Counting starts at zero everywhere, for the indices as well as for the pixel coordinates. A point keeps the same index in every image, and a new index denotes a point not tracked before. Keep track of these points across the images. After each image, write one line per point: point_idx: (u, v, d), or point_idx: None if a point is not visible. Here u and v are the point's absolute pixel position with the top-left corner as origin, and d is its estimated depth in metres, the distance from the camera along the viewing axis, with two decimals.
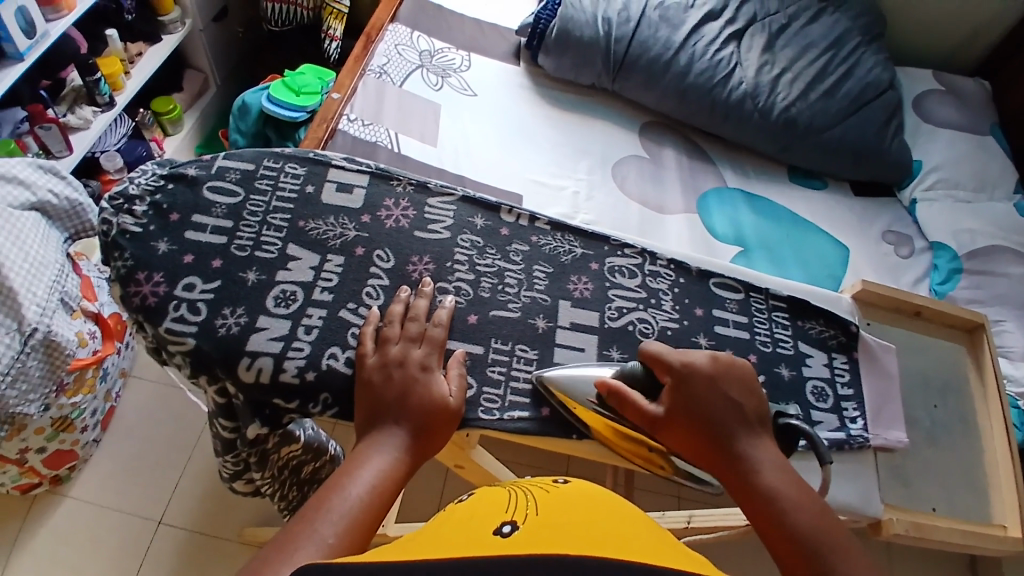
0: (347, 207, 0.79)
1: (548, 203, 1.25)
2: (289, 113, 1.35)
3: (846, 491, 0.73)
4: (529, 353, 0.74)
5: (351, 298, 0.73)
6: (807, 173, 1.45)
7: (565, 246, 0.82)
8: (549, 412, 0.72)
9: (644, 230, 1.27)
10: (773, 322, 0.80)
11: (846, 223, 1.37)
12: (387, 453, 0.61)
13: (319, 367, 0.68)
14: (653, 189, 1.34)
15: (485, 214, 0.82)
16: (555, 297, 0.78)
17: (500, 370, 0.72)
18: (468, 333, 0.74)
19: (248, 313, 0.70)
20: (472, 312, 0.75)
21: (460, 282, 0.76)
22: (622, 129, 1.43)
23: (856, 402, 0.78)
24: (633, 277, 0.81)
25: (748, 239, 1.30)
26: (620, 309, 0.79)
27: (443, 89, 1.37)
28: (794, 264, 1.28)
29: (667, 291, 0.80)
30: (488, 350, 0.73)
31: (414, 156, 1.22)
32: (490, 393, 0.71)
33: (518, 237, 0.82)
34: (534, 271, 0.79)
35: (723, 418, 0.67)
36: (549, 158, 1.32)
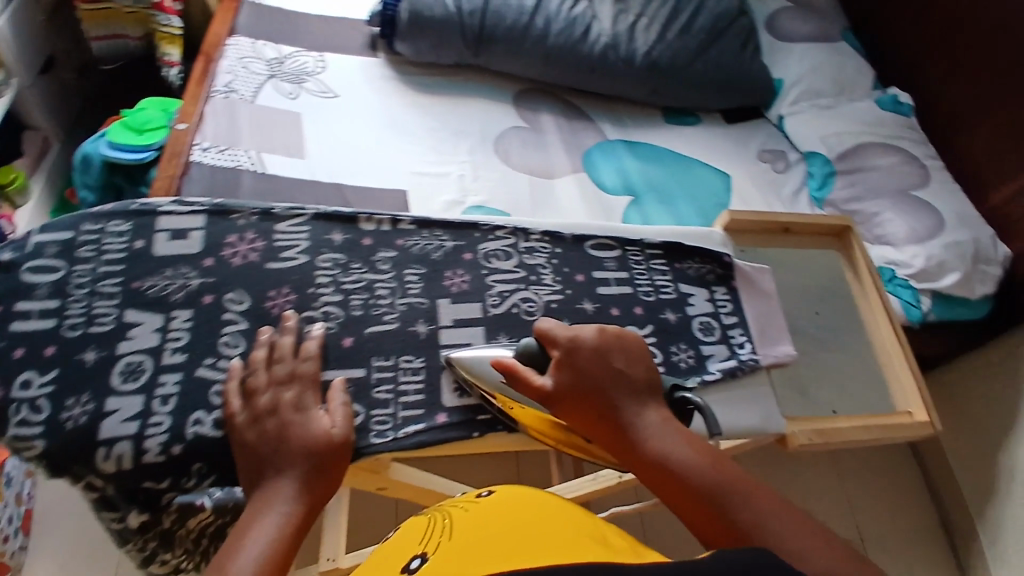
0: (187, 255, 0.73)
1: (434, 193, 1.20)
2: (134, 155, 1.24)
3: (746, 417, 0.76)
4: (414, 362, 0.73)
5: (207, 353, 0.69)
6: (681, 111, 1.49)
7: (433, 242, 0.80)
8: (445, 417, 0.71)
9: (537, 205, 1.25)
10: (652, 271, 0.82)
11: (726, 151, 1.42)
12: (274, 513, 0.58)
13: (185, 437, 0.64)
14: (537, 155, 1.33)
15: (343, 228, 0.79)
16: (432, 298, 0.76)
17: (386, 389, 0.71)
18: (342, 358, 0.71)
19: (94, 399, 0.65)
20: (347, 334, 0.72)
21: (327, 307, 0.73)
22: (497, 102, 1.41)
23: (741, 327, 0.81)
24: (508, 258, 0.81)
25: (637, 186, 1.32)
26: (502, 293, 0.78)
27: (300, 97, 1.29)
28: (683, 201, 1.32)
29: (545, 265, 0.81)
30: (370, 371, 0.71)
31: (285, 174, 1.15)
32: (380, 415, 0.69)
33: (383, 244, 0.79)
34: (406, 276, 0.77)
35: (616, 391, 0.67)
36: (427, 145, 1.27)
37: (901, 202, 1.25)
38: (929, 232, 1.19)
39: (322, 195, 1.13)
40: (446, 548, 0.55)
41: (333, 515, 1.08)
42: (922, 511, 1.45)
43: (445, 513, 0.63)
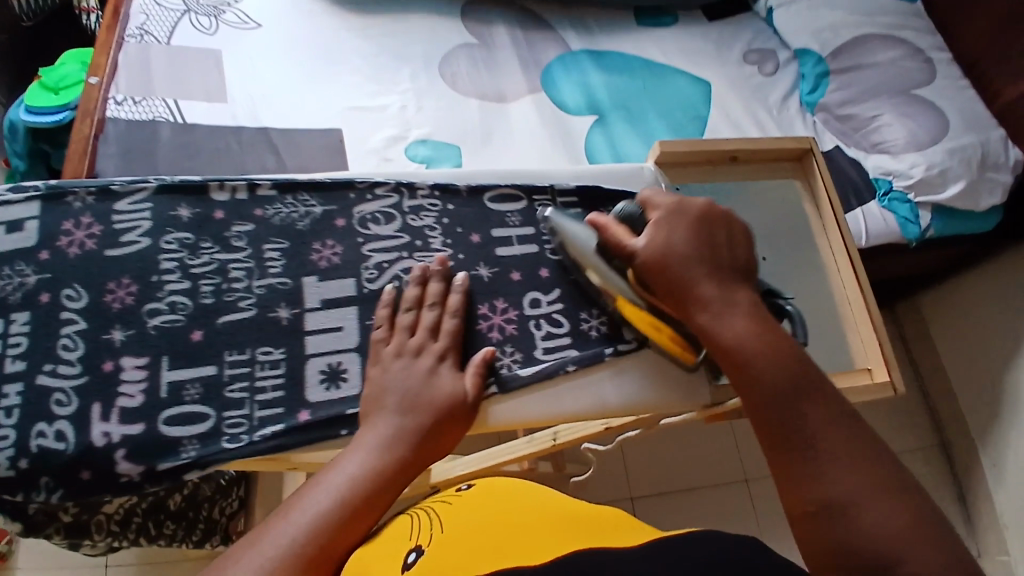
0: (21, 247, 0.53)
1: (373, 128, 1.10)
2: (51, 118, 1.15)
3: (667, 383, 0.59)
4: (275, 355, 0.51)
5: (47, 358, 0.50)
6: (656, 11, 1.33)
7: (299, 209, 0.57)
8: (310, 417, 0.50)
9: (490, 129, 1.14)
10: (564, 222, 0.64)
11: (704, 54, 1.26)
12: (362, 451, 0.48)
13: (29, 452, 0.47)
14: (489, 76, 1.20)
15: (190, 199, 0.56)
16: (297, 276, 0.54)
17: (241, 388, 0.50)
18: (192, 355, 0.51)
19: None
20: (196, 327, 0.51)
21: (172, 295, 0.52)
22: (442, 18, 1.26)
23: None
24: (390, 221, 0.58)
25: (602, 103, 1.18)
26: (381, 265, 0.57)
27: (220, 32, 1.17)
28: (654, 115, 1.18)
29: (434, 225, 0.60)
30: (223, 368, 0.50)
31: (203, 121, 1.06)
32: (232, 417, 0.49)
33: (238, 216, 0.56)
34: (265, 252, 0.54)
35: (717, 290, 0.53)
36: (366, 74, 1.16)
37: (901, 102, 1.10)
38: (929, 138, 1.05)
39: (247, 142, 1.04)
40: (443, 540, 0.60)
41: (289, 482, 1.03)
42: (920, 434, 1.37)
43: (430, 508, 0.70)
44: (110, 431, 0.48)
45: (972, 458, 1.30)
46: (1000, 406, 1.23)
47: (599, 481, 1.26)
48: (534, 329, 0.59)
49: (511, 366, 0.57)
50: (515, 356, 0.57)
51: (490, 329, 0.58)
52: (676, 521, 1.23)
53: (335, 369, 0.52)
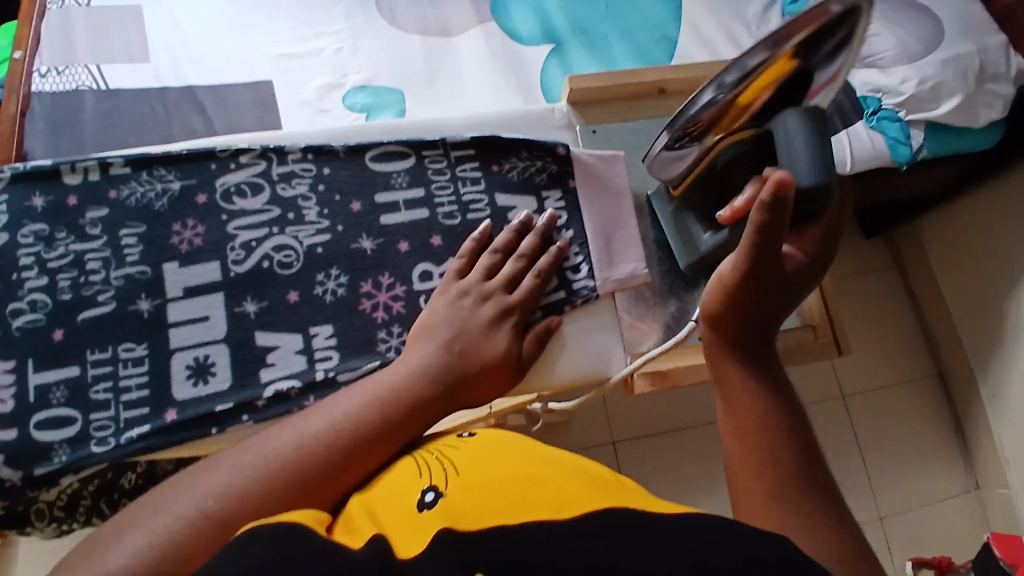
0: None
1: (305, 78, 1.01)
2: None
3: (576, 359, 0.59)
4: (138, 351, 0.51)
5: None
6: None
7: (156, 186, 0.54)
8: (176, 415, 0.50)
9: (434, 69, 1.04)
10: (458, 180, 0.60)
11: None
12: (398, 369, 0.49)
13: None
14: (430, 8, 1.08)
15: (44, 187, 0.53)
16: (156, 262, 0.53)
17: (105, 389, 0.50)
18: (55, 356, 0.50)
19: None
20: (57, 327, 0.50)
21: (33, 293, 0.51)
22: None
23: (578, 242, 0.61)
24: (258, 193, 0.56)
25: (558, 31, 1.07)
26: (249, 244, 0.54)
27: None
28: (614, 40, 1.07)
29: (308, 193, 0.57)
30: (87, 368, 0.50)
31: (127, 87, 0.98)
32: (98, 420, 0.49)
33: (94, 200, 0.53)
34: (122, 240, 0.53)
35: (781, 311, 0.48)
36: (296, 17, 1.06)
37: (892, 7, 1.00)
38: (923, 49, 0.97)
39: (171, 104, 0.96)
40: None
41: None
42: (918, 365, 1.32)
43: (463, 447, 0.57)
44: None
45: (971, 389, 1.25)
46: (1001, 337, 1.17)
47: (580, 430, 1.24)
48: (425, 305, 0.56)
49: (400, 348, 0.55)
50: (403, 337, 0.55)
51: (374, 308, 0.55)
52: (657, 465, 1.22)
53: (203, 364, 0.51)
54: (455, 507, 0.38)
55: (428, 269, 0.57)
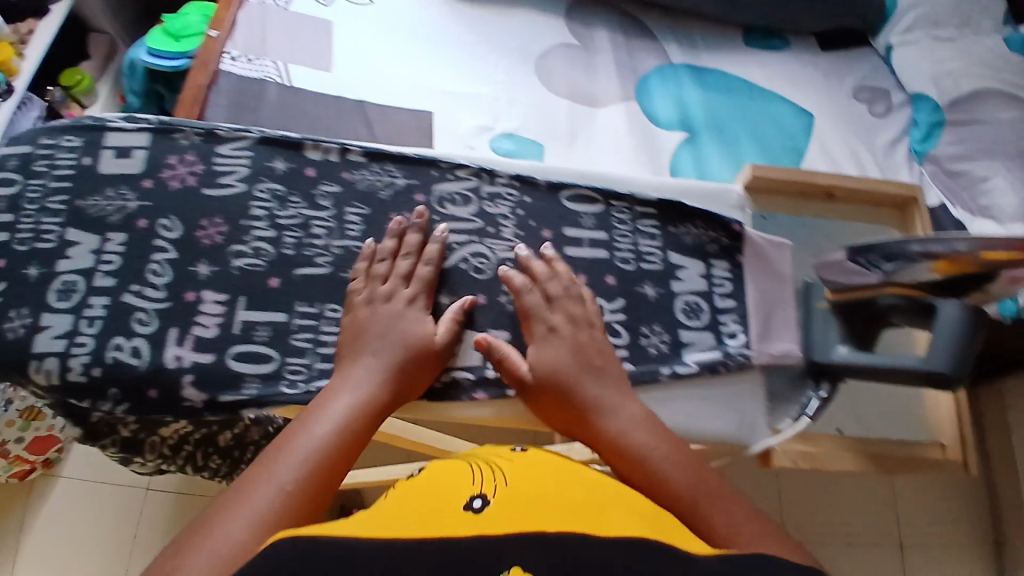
0: (126, 174, 0.63)
1: (459, 117, 1.12)
2: (169, 62, 1.16)
3: (721, 420, 0.65)
4: (341, 313, 0.62)
5: (135, 279, 0.60)
6: (765, 34, 1.27)
7: (383, 178, 0.67)
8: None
9: (575, 133, 1.13)
10: (638, 232, 0.70)
11: (812, 83, 1.21)
12: (347, 392, 0.55)
13: (104, 362, 0.57)
14: (584, 78, 1.19)
15: (287, 156, 0.66)
16: (370, 242, 0.65)
17: (306, 337, 0.61)
18: (264, 299, 0.61)
19: (32, 313, 0.58)
20: (274, 275, 0.62)
21: (258, 242, 0.63)
22: (543, 14, 1.25)
23: (736, 313, 0.69)
24: (466, 204, 0.69)
25: (695, 121, 1.15)
26: (452, 245, 0.67)
27: (333, 3, 1.21)
28: (745, 141, 1.14)
29: (507, 214, 0.69)
30: (292, 317, 0.61)
31: (307, 87, 1.10)
32: (293, 364, 0.60)
33: (327, 176, 0.67)
34: (346, 216, 0.65)
35: (659, 457, 0.55)
36: (460, 62, 1.17)
37: (1018, 164, 1.08)
38: None
39: (340, 112, 1.08)
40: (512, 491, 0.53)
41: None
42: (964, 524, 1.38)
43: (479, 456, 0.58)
44: (182, 356, 0.59)
45: None
46: None
47: None
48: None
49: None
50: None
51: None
52: None
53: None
54: (498, 513, 0.48)
55: (600, 302, 0.67)
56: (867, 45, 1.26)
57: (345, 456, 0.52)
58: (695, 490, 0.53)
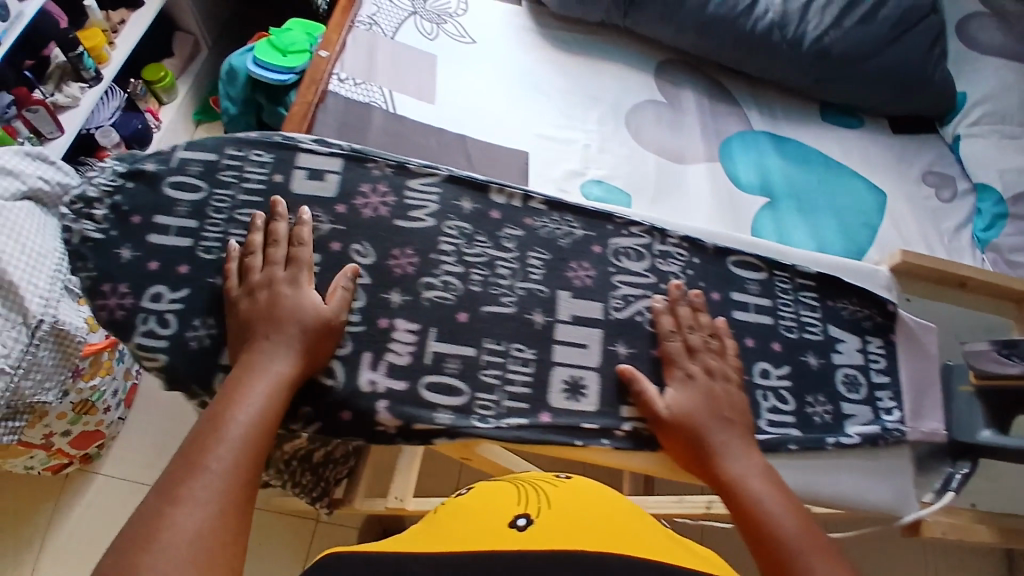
0: (320, 197, 0.69)
1: (555, 161, 1.16)
2: (277, 76, 1.19)
3: (879, 491, 0.66)
4: (526, 353, 0.65)
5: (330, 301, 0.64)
6: (842, 110, 1.34)
7: (563, 227, 0.72)
8: (549, 418, 0.64)
9: (661, 190, 1.17)
10: (800, 303, 0.72)
11: (881, 163, 1.28)
12: (259, 380, 0.56)
13: (301, 378, 0.61)
14: (670, 136, 1.24)
15: (473, 196, 0.71)
16: (554, 288, 0.69)
17: (494, 374, 0.64)
18: (456, 334, 0.65)
19: (218, 324, 0.63)
20: (462, 309, 0.66)
21: (447, 276, 0.67)
22: (636, 70, 1.31)
23: (892, 390, 0.70)
24: (640, 259, 0.72)
25: (775, 188, 1.20)
26: (627, 297, 0.70)
27: (438, 38, 1.26)
28: (825, 212, 1.19)
29: (679, 273, 0.72)
30: (481, 352, 0.65)
31: (410, 115, 1.15)
32: (483, 400, 0.63)
33: (510, 220, 0.71)
34: (529, 259, 0.70)
35: (773, 510, 0.56)
36: (557, 109, 1.23)
37: None
38: None
39: (444, 145, 1.12)
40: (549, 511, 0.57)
41: (405, 456, 1.03)
42: None
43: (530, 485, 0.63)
44: (375, 380, 0.62)
45: None
46: None
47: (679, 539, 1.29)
48: (763, 398, 0.67)
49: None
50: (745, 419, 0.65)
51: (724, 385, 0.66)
52: None
53: (577, 384, 0.65)
54: (536, 531, 0.52)
55: (767, 367, 0.68)
56: (934, 131, 1.34)
57: (259, 434, 0.54)
58: (802, 548, 0.53)
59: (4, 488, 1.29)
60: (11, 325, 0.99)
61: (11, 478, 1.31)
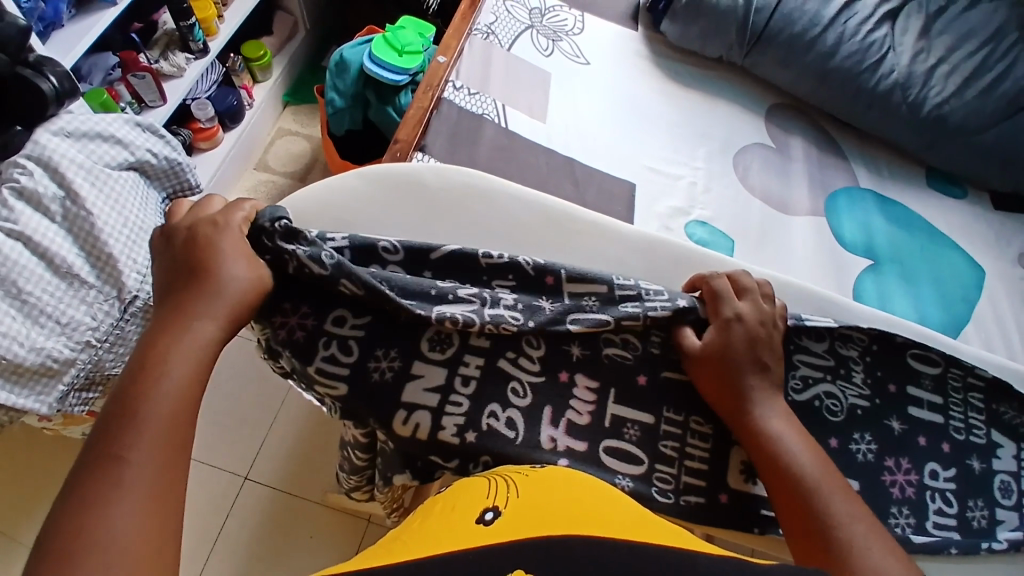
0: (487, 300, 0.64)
1: (661, 195, 1.14)
2: (391, 75, 1.20)
3: None
4: (704, 427, 0.65)
5: (510, 346, 0.64)
6: (946, 179, 1.29)
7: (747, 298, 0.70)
8: (727, 498, 0.64)
9: (766, 238, 1.13)
10: (968, 405, 0.70)
11: (983, 240, 1.22)
12: (196, 329, 0.53)
13: (479, 428, 0.60)
14: (777, 183, 1.20)
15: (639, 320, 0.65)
16: None
17: (672, 446, 0.64)
18: (636, 398, 0.65)
19: (402, 357, 0.61)
20: (642, 372, 0.66)
21: (627, 335, 0.66)
22: (746, 111, 1.29)
23: None
24: (821, 340, 0.68)
25: (880, 250, 1.15)
26: (806, 378, 0.66)
27: (553, 55, 1.25)
28: (927, 283, 1.13)
29: (857, 359, 0.69)
30: (660, 421, 0.65)
31: (524, 134, 1.13)
32: (663, 473, 0.63)
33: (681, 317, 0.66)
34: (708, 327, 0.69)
35: (797, 454, 0.57)
36: (666, 142, 1.21)
37: None
38: None
39: (554, 166, 1.11)
40: (519, 505, 0.50)
41: None
42: None
43: (505, 477, 0.56)
44: (555, 438, 0.62)
45: None
46: None
47: None
48: (929, 500, 0.65)
49: (905, 527, 0.63)
50: (910, 519, 0.64)
51: (893, 484, 0.65)
52: None
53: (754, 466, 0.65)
54: (505, 524, 0.47)
55: (935, 468, 0.67)
56: None
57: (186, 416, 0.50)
58: (830, 491, 0.55)
59: (60, 462, 1.23)
60: (104, 299, 0.97)
61: (61, 449, 1.24)
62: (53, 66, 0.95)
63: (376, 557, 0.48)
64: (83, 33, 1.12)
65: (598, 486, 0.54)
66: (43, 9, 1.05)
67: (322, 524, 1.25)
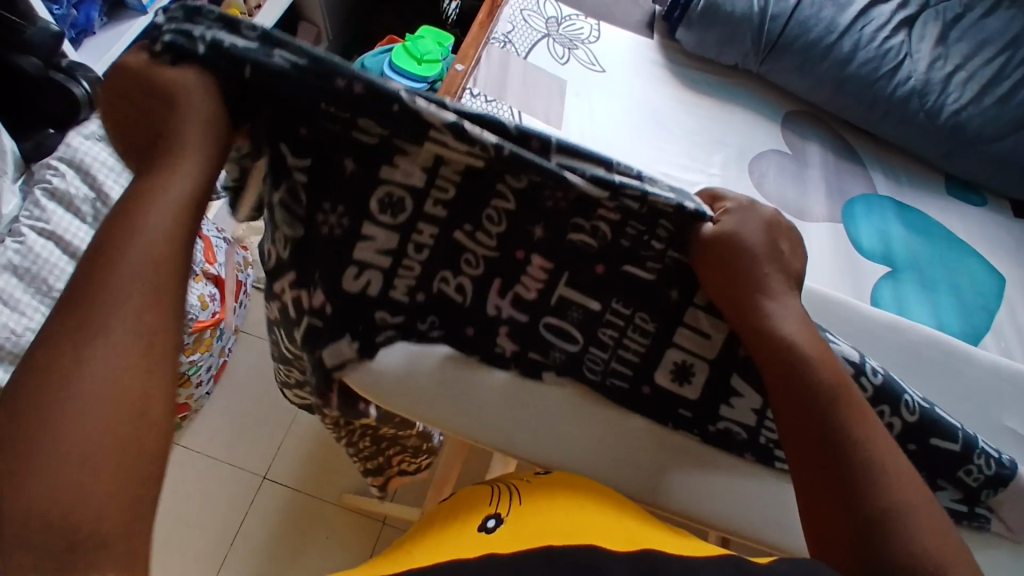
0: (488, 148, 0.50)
1: None
2: (410, 83, 1.22)
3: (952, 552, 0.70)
4: (647, 323, 0.64)
5: (470, 218, 0.57)
6: (966, 187, 1.28)
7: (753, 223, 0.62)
8: (648, 390, 0.66)
9: None
10: None
11: (1003, 248, 1.20)
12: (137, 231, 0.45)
13: (430, 291, 0.61)
14: (793, 189, 1.20)
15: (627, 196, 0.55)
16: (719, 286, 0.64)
17: (608, 333, 0.64)
18: (586, 282, 0.62)
19: (349, 214, 0.54)
20: (602, 262, 0.61)
21: (599, 222, 0.58)
22: (761, 117, 1.29)
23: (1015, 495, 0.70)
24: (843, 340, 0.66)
25: (897, 257, 1.14)
26: None
27: (569, 63, 1.27)
28: (945, 291, 1.12)
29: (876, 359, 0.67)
30: (605, 309, 0.63)
31: None
32: (593, 355, 0.65)
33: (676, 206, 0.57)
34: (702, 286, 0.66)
35: (840, 434, 0.53)
36: (681, 149, 1.22)
37: None
38: None
39: None
40: (521, 511, 0.52)
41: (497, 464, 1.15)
42: None
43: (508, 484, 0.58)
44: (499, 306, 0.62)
45: None
46: None
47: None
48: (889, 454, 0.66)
49: None
50: None
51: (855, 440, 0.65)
52: None
53: (685, 369, 0.65)
54: (507, 530, 0.49)
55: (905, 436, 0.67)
56: None
57: None
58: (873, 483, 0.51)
59: None
60: None
61: None
62: (84, 71, 1.00)
63: (385, 562, 0.50)
64: (113, 41, 1.16)
65: (596, 490, 0.57)
66: (75, 16, 1.10)
67: (337, 524, 1.27)
